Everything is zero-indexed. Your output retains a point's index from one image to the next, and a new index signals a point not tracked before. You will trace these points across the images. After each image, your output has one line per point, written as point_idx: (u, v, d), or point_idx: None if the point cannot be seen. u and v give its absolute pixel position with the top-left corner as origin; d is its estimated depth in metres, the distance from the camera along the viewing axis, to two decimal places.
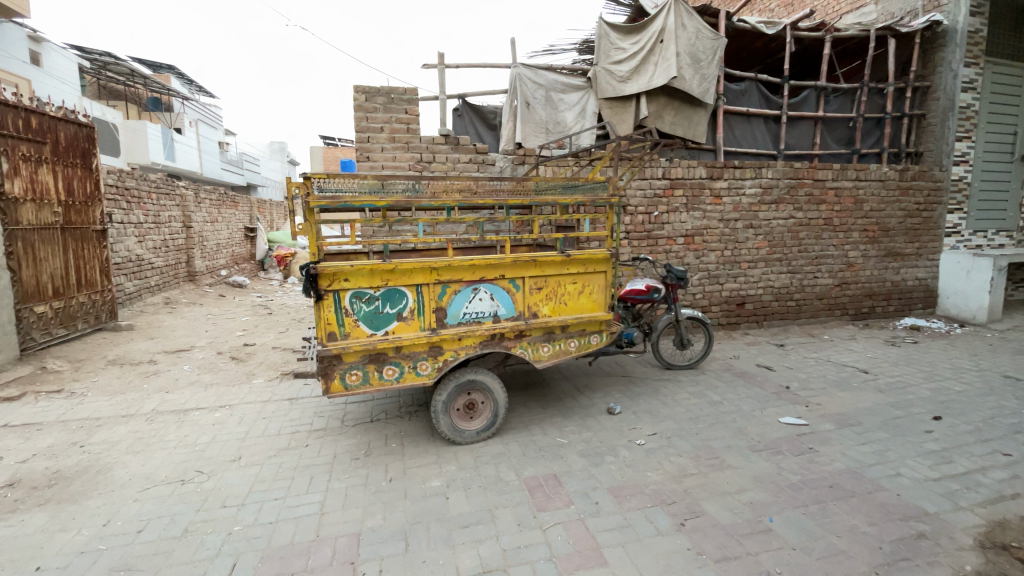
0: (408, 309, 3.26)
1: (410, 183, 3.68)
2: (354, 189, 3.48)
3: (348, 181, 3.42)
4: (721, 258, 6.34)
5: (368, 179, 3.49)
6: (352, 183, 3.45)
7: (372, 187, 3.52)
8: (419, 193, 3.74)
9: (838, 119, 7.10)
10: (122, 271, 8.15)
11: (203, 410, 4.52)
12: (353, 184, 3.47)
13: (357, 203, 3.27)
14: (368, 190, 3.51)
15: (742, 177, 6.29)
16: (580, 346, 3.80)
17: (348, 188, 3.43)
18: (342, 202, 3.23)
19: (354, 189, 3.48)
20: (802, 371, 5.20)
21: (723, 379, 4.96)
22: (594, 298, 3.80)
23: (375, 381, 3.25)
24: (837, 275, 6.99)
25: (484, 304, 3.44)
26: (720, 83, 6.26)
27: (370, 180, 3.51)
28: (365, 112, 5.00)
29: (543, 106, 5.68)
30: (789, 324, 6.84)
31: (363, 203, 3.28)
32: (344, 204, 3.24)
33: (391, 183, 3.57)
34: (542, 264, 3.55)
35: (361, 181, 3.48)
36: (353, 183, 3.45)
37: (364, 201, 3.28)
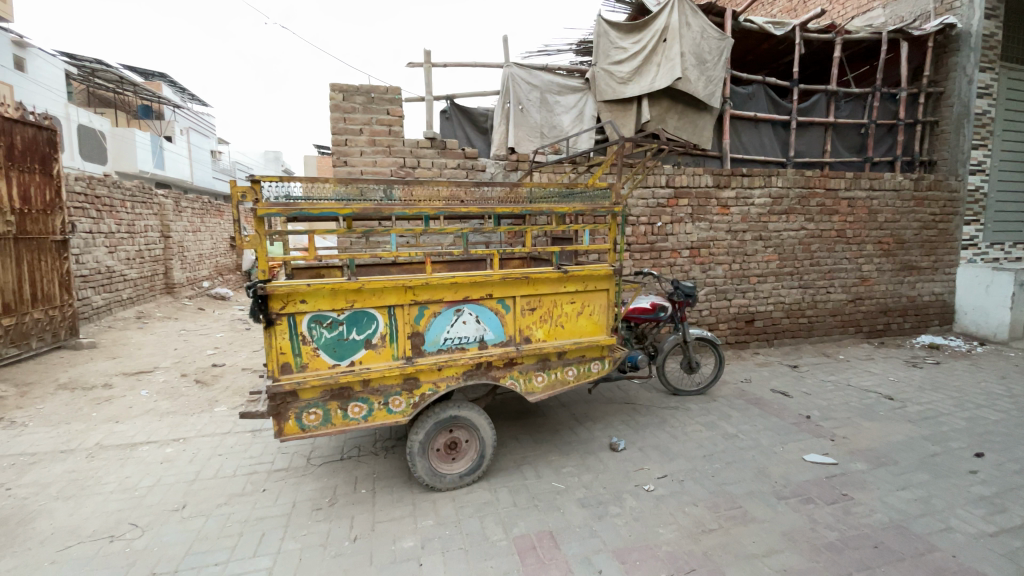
0: (378, 334, 2.78)
1: (383, 188, 3.11)
2: (314, 195, 2.96)
3: (307, 186, 2.91)
4: (728, 272, 5.90)
5: (331, 183, 2.98)
6: (311, 188, 2.93)
7: (337, 193, 3.01)
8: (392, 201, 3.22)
9: (850, 125, 6.73)
10: (88, 284, 7.62)
11: (153, 445, 3.99)
12: (314, 189, 2.95)
13: (317, 211, 2.76)
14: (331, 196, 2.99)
15: (751, 186, 5.86)
16: (579, 374, 3.33)
17: (306, 193, 2.91)
18: (300, 211, 2.72)
19: (312, 195, 2.96)
20: (821, 398, 4.74)
21: (736, 406, 4.48)
22: (596, 319, 3.33)
23: (338, 420, 2.77)
24: (850, 290, 6.56)
25: (468, 327, 2.97)
26: (726, 86, 5.86)
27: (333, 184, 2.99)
28: (343, 112, 4.54)
29: (537, 108, 5.24)
30: (801, 343, 6.39)
31: (324, 211, 2.77)
32: (301, 212, 2.73)
33: (360, 189, 3.06)
34: (536, 282, 3.08)
35: (322, 185, 2.96)
36: (313, 188, 2.94)
37: (326, 208, 2.77)
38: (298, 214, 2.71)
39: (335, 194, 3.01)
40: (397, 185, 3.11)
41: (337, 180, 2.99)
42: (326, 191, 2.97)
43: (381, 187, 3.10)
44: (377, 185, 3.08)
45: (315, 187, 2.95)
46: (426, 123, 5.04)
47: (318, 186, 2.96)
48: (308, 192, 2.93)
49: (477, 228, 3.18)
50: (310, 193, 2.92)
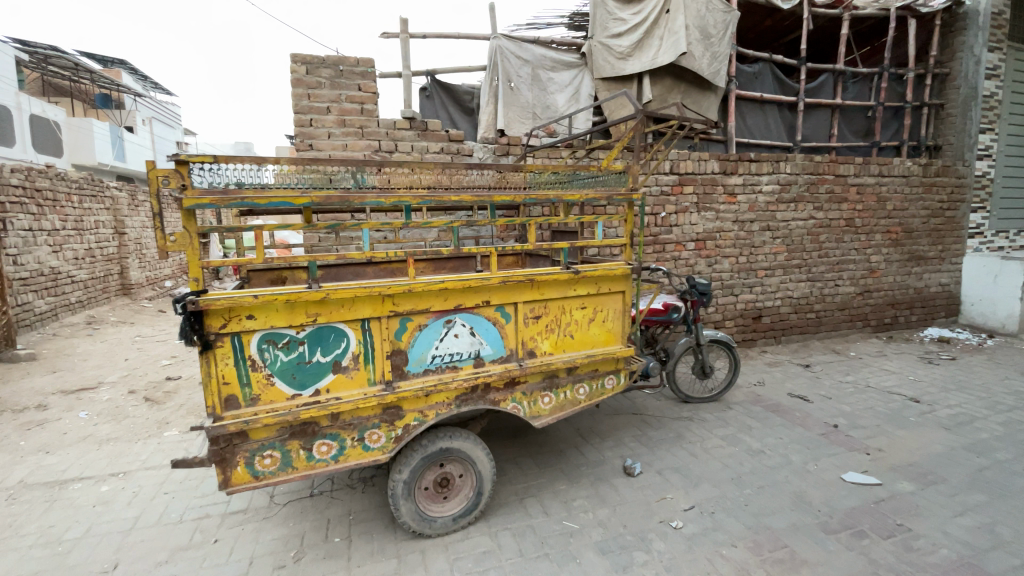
0: (350, 355, 2.23)
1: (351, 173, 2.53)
2: (266, 179, 2.24)
3: (252, 168, 2.20)
4: (735, 266, 5.46)
5: (283, 166, 2.30)
6: (257, 170, 2.21)
7: (291, 178, 2.34)
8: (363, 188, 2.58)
9: (856, 107, 6.36)
10: (29, 287, 6.84)
11: (86, 482, 3.38)
12: (264, 172, 2.23)
13: (264, 200, 2.03)
14: (282, 182, 2.31)
15: (759, 172, 5.38)
16: (591, 392, 2.81)
17: (252, 176, 2.19)
18: (243, 200, 2.01)
19: (262, 181, 2.24)
20: (844, 402, 4.33)
21: (755, 415, 4.05)
22: (610, 327, 2.82)
23: (301, 463, 2.22)
24: (858, 282, 6.19)
25: (460, 342, 2.44)
26: (731, 63, 5.36)
27: (285, 166, 2.30)
28: (306, 87, 3.93)
29: (529, 86, 4.69)
30: (810, 340, 6.00)
31: (275, 199, 2.03)
32: (244, 202, 2.01)
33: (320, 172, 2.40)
34: (542, 285, 2.56)
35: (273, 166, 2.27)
36: (261, 171, 2.22)
37: (276, 195, 2.04)
38: (239, 205, 2.00)
39: (289, 179, 2.34)
40: (370, 166, 2.46)
41: (290, 160, 2.30)
42: (277, 176, 2.28)
43: (346, 167, 2.41)
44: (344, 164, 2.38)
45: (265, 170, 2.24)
46: (404, 101, 4.45)
47: (268, 168, 2.25)
48: (256, 175, 2.20)
49: (469, 221, 2.58)
50: (257, 177, 2.20)
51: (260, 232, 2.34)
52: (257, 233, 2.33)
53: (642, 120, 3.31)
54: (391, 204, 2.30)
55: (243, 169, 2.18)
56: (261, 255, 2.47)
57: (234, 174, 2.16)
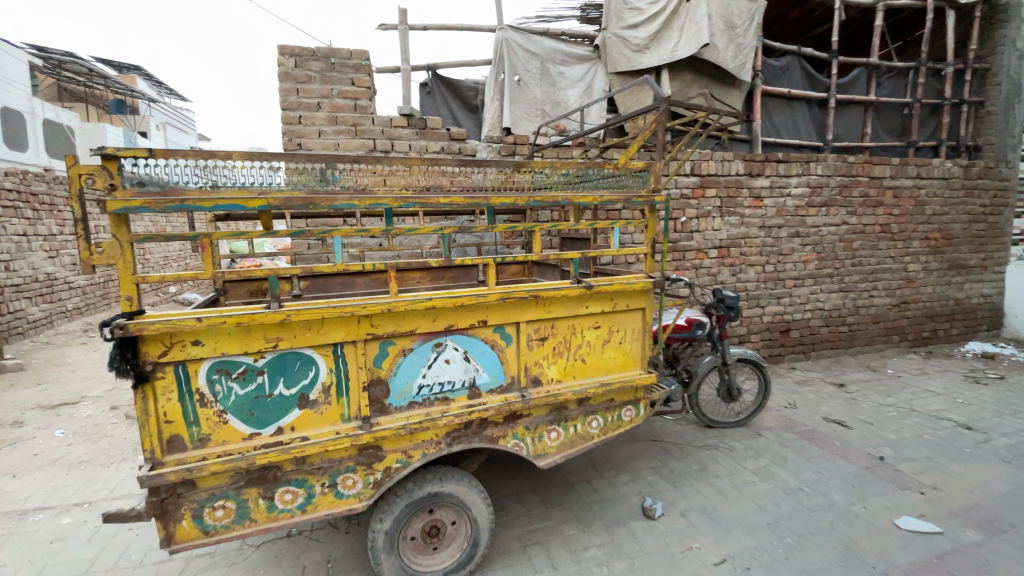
0: (319, 386, 1.89)
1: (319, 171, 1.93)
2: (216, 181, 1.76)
3: (199, 165, 1.72)
4: (762, 275, 5.03)
5: (238, 161, 1.77)
6: (206, 168, 1.73)
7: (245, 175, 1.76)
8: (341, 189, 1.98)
9: (891, 105, 5.92)
10: (23, 294, 6.62)
11: (46, 513, 3.05)
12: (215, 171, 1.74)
13: (211, 203, 1.68)
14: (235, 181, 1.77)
15: (787, 173, 4.96)
16: (606, 426, 2.41)
17: (199, 175, 1.73)
18: (184, 203, 1.66)
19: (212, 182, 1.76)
20: (887, 429, 3.89)
21: (789, 444, 3.62)
22: (627, 349, 2.43)
23: (260, 514, 1.87)
24: (895, 293, 5.72)
25: (451, 369, 2.08)
26: (757, 56, 4.95)
27: (241, 161, 1.77)
28: (295, 81, 3.62)
29: (538, 82, 4.34)
30: (842, 355, 5.55)
31: (225, 202, 1.69)
32: (185, 206, 1.65)
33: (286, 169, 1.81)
34: (548, 302, 2.18)
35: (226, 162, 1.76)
36: (210, 169, 1.74)
37: (226, 198, 1.69)
38: (180, 209, 1.65)
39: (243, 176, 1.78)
40: (343, 161, 1.89)
41: (246, 154, 1.76)
42: (230, 174, 1.77)
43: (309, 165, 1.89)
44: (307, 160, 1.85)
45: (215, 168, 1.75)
46: (403, 97, 4.12)
47: (220, 166, 1.75)
48: (203, 173, 1.73)
49: (464, 227, 2.16)
50: (205, 177, 1.74)
51: (208, 241, 1.79)
52: (204, 242, 1.78)
53: (663, 112, 2.79)
54: (366, 208, 1.88)
55: (190, 165, 1.71)
56: (210, 269, 1.78)
57: (176, 172, 1.70)
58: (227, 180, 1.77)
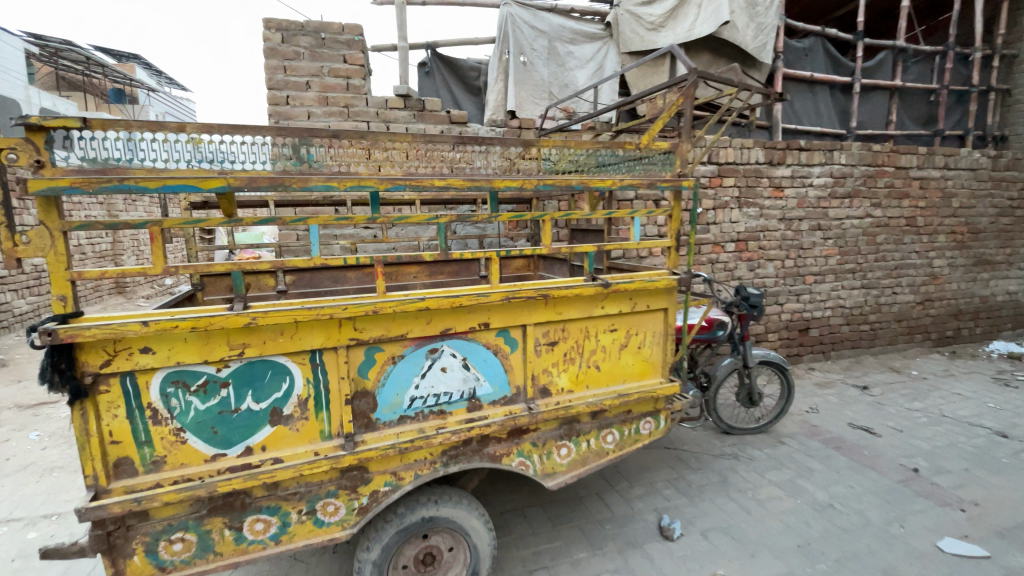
0: (294, 400, 1.63)
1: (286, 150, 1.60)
2: (165, 159, 1.46)
3: (145, 138, 1.44)
4: (781, 270, 4.75)
5: (191, 135, 1.49)
6: (153, 141, 1.44)
7: (199, 151, 1.50)
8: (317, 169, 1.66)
9: (917, 90, 5.59)
10: (9, 286, 6.38)
11: (12, 526, 2.82)
12: (162, 145, 1.45)
13: (157, 182, 1.39)
14: (189, 160, 1.49)
15: (809, 162, 4.66)
16: (622, 441, 2.15)
17: (145, 150, 1.44)
18: (125, 182, 1.37)
19: (160, 160, 1.46)
20: (919, 437, 3.62)
21: (813, 453, 3.36)
22: (646, 355, 2.16)
23: (226, 546, 1.61)
24: (918, 290, 5.43)
25: (448, 379, 1.81)
26: (779, 37, 4.61)
27: (196, 135, 1.49)
28: (282, 58, 3.33)
29: (545, 61, 4.04)
30: (862, 355, 5.27)
31: (173, 181, 1.39)
32: (125, 185, 1.37)
33: (247, 143, 1.53)
34: (559, 302, 1.91)
35: (178, 136, 1.47)
36: (158, 143, 1.45)
37: (176, 176, 1.40)
38: (119, 190, 1.37)
39: (196, 153, 1.50)
40: (320, 135, 1.60)
41: (200, 126, 1.49)
42: (182, 149, 1.48)
43: (280, 138, 1.57)
44: (276, 133, 1.54)
45: (164, 141, 1.45)
46: (400, 77, 3.83)
47: (169, 139, 1.46)
48: (148, 148, 1.44)
49: (463, 216, 1.87)
50: (152, 152, 1.44)
51: (157, 229, 1.46)
52: (153, 231, 1.46)
53: (694, 84, 2.34)
54: (346, 190, 1.57)
55: (134, 139, 1.43)
56: (161, 265, 1.48)
57: (116, 147, 1.41)
58: (180, 158, 1.48)
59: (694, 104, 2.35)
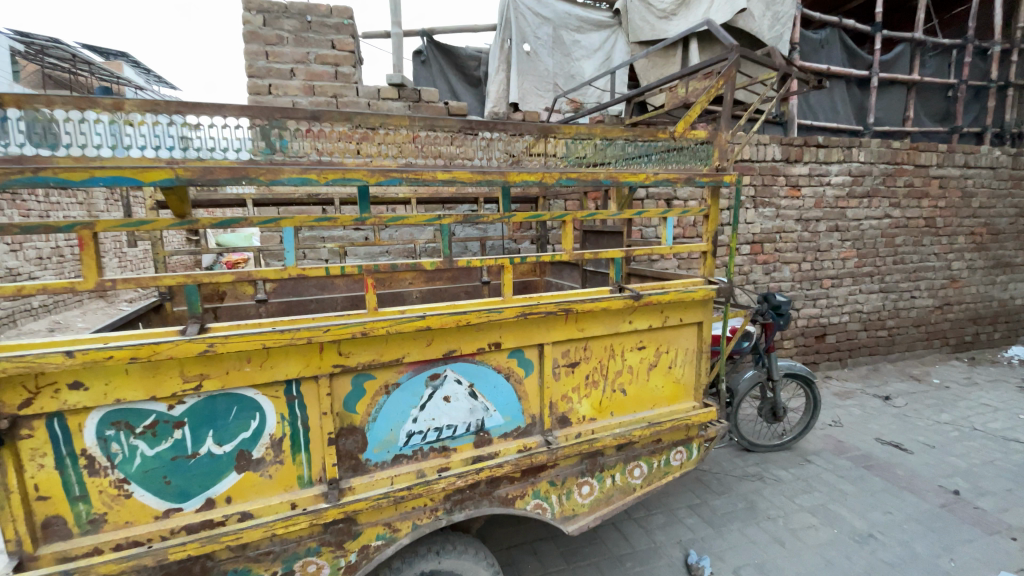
0: (267, 440, 1.35)
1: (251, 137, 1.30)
2: (135, 145, 1.20)
3: (68, 117, 1.14)
4: (798, 274, 4.50)
5: (129, 115, 1.19)
6: (81, 121, 1.15)
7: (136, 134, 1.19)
8: (291, 157, 1.36)
9: (934, 85, 5.36)
10: None
11: None
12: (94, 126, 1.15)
13: (83, 175, 1.08)
14: (125, 146, 1.19)
15: (827, 160, 4.41)
16: (650, 475, 1.87)
17: (69, 133, 1.14)
18: (40, 175, 1.05)
19: (93, 146, 1.17)
20: (953, 454, 3.37)
21: (844, 473, 3.10)
22: (677, 376, 1.88)
23: None
24: (937, 293, 5.20)
25: (453, 410, 1.53)
26: (796, 27, 4.34)
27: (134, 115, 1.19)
28: (264, 43, 3.03)
29: (550, 51, 3.76)
30: (880, 362, 5.03)
31: (105, 174, 1.08)
32: (42, 178, 1.05)
33: (204, 125, 1.24)
34: (581, 318, 1.63)
35: (113, 116, 1.18)
36: (85, 124, 1.15)
37: (108, 167, 1.09)
38: (32, 184, 1.05)
39: (164, 136, 1.22)
40: (295, 116, 1.31)
41: (142, 105, 1.19)
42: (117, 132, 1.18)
43: (245, 120, 1.28)
44: (239, 112, 1.26)
45: (94, 123, 1.16)
46: (394, 65, 3.54)
47: (101, 120, 1.17)
48: (103, 131, 1.16)
49: (471, 216, 1.55)
50: (79, 134, 1.14)
51: (88, 234, 1.17)
52: (82, 236, 1.16)
53: (734, 64, 2.07)
54: (328, 185, 1.25)
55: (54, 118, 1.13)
56: (94, 278, 1.19)
57: (55, 130, 1.13)
58: (117, 143, 1.19)
59: (735, 88, 2.08)
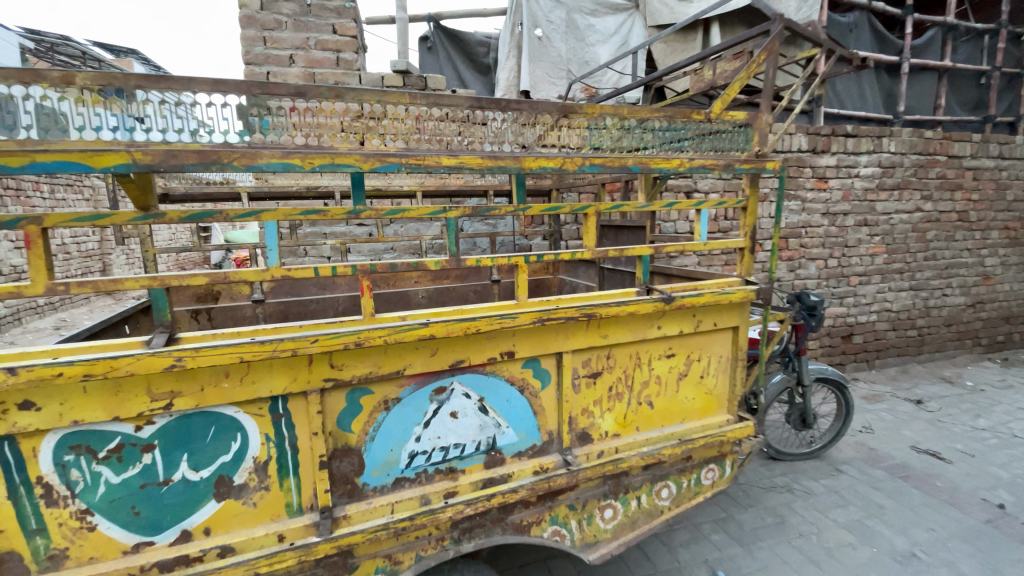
0: (251, 463, 1.19)
1: (233, 117, 1.12)
2: (129, 127, 1.05)
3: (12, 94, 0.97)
4: (824, 271, 4.28)
5: (85, 93, 1.02)
6: (27, 100, 0.98)
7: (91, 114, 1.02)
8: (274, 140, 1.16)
9: (966, 72, 5.08)
10: None
11: None
12: (40, 103, 0.98)
13: (25, 159, 0.92)
14: (77, 128, 1.02)
15: (856, 150, 4.17)
16: (679, 495, 1.69)
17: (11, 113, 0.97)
18: None
19: (41, 130, 0.99)
20: (995, 464, 3.15)
21: (880, 484, 2.90)
22: (709, 387, 1.69)
23: None
24: (969, 291, 4.95)
25: (461, 427, 1.35)
26: (824, 10, 4.11)
27: (89, 92, 1.02)
28: (261, 28, 2.87)
29: (563, 35, 3.54)
30: (909, 364, 4.79)
31: (48, 160, 0.92)
32: None
33: (168, 103, 1.06)
34: (605, 323, 1.45)
35: (64, 93, 1.01)
36: (32, 102, 0.98)
37: (50, 152, 0.92)
38: None
39: (140, 117, 1.05)
40: (278, 94, 1.14)
41: (97, 80, 1.02)
42: (71, 112, 1.01)
43: (219, 96, 1.10)
44: (211, 87, 1.07)
45: (43, 100, 0.99)
46: (399, 52, 3.37)
47: (51, 97, 1.00)
48: (52, 111, 1.00)
49: (481, 209, 1.36)
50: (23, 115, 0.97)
51: (36, 230, 1.01)
52: (30, 232, 1.01)
53: (779, 37, 1.85)
54: (316, 171, 1.08)
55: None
56: (44, 281, 1.04)
57: (31, 110, 0.98)
58: (69, 125, 1.01)
59: (778, 65, 1.85)
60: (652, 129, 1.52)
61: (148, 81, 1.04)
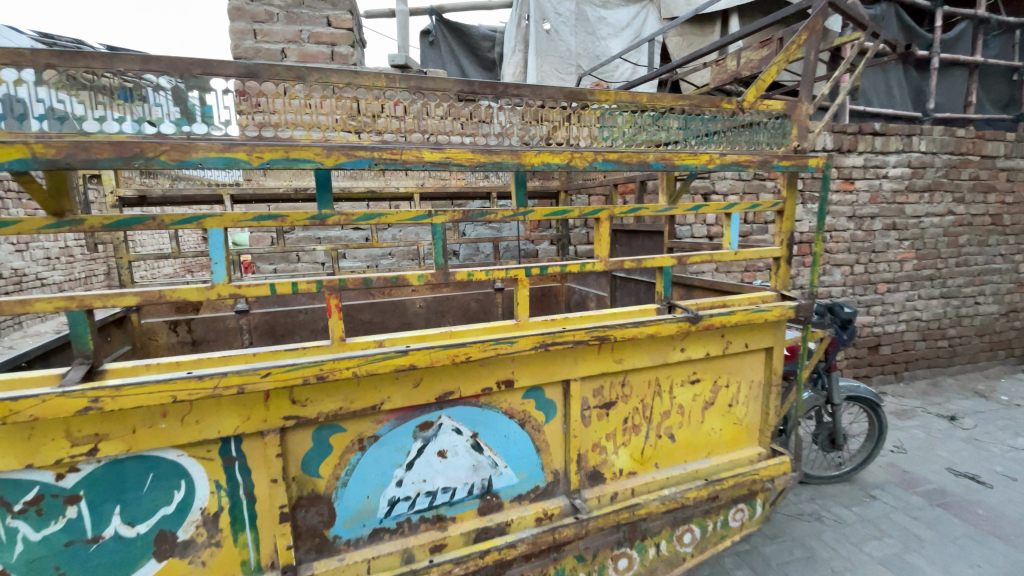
0: (199, 514, 1.00)
1: (170, 102, 0.93)
2: (39, 113, 0.86)
3: None
4: (849, 278, 4.04)
5: None
6: None
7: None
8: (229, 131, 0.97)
9: (999, 68, 4.80)
10: None
11: None
12: None
13: None
14: None
15: (884, 150, 3.93)
16: (704, 540, 1.48)
17: None
18: None
19: None
20: None
21: (918, 513, 2.65)
22: (737, 416, 1.48)
23: None
24: (1003, 299, 4.66)
25: (450, 468, 1.16)
26: None
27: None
28: (252, 21, 2.70)
29: (572, 29, 3.34)
30: (939, 376, 4.52)
31: None
32: None
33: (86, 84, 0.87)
34: (618, 347, 1.25)
35: None
36: None
37: None
38: None
39: (51, 101, 0.86)
40: (228, 75, 0.95)
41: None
42: None
43: (153, 76, 0.91)
44: (139, 65, 0.89)
45: None
46: (398, 47, 3.20)
47: None
48: None
49: (477, 214, 1.17)
50: None
51: None
52: None
53: (823, 14, 1.58)
54: (266, 167, 0.94)
55: None
56: None
57: None
58: None
59: (820, 45, 1.60)
60: (675, 119, 1.32)
61: (62, 58, 0.86)
